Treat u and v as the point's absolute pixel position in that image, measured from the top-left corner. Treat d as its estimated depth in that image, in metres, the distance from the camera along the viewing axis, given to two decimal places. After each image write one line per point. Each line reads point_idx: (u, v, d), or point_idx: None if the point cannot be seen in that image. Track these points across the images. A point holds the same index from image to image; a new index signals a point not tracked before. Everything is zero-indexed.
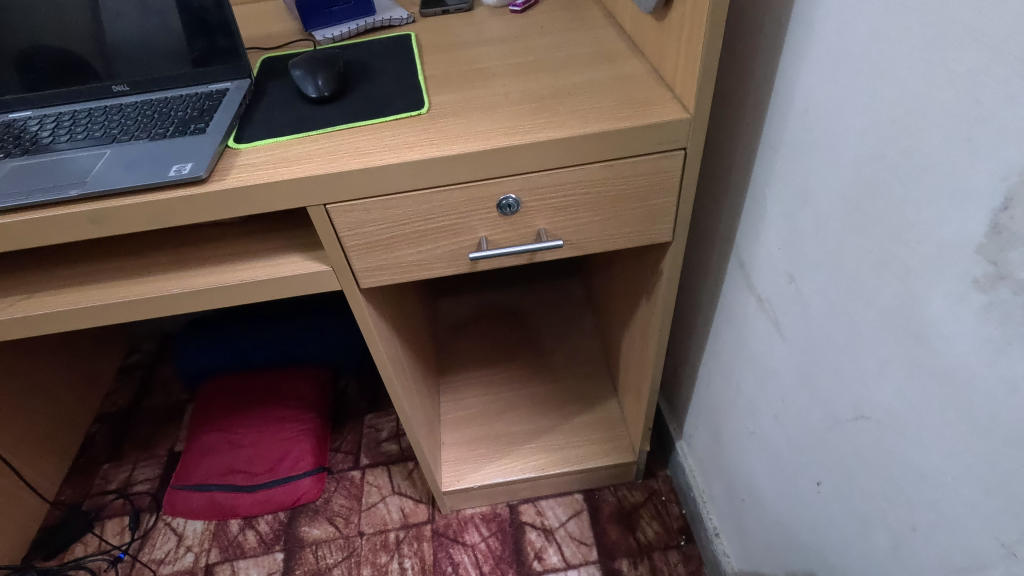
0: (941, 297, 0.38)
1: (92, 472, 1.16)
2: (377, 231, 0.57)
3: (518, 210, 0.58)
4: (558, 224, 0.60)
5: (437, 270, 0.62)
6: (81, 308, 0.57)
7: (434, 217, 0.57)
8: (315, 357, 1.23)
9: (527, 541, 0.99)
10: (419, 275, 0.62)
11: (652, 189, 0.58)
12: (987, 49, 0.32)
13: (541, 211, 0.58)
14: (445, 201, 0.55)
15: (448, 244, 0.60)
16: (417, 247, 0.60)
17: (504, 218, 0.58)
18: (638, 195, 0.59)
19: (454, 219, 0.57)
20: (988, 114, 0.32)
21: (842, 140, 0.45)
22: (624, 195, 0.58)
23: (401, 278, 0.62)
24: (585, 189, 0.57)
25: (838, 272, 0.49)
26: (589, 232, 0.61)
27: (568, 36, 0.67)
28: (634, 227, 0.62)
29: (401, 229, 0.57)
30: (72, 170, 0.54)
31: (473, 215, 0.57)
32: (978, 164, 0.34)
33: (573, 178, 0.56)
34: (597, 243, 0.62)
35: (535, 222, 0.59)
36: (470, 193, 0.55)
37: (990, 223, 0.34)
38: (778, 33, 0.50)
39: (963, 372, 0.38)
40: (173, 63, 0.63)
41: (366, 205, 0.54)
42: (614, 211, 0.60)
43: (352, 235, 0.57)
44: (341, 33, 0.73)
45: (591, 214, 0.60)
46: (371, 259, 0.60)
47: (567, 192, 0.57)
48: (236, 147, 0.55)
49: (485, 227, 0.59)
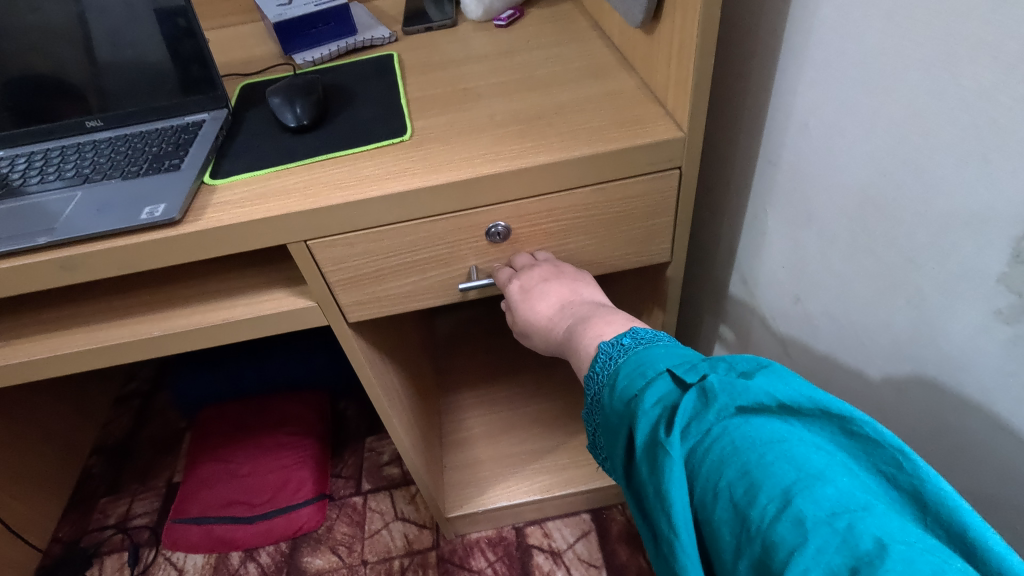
0: (961, 323, 0.37)
1: (90, 507, 1.13)
2: (362, 264, 0.55)
3: (509, 237, 0.55)
4: (551, 249, 0.57)
5: (427, 301, 0.60)
6: (58, 355, 0.55)
7: (421, 249, 0.54)
8: (312, 380, 1.20)
9: (534, 565, 0.96)
10: (408, 307, 0.60)
11: (649, 210, 0.56)
12: (1006, 65, 0.30)
13: (533, 237, 0.56)
14: (431, 232, 0.53)
15: (437, 275, 0.57)
16: (405, 279, 0.57)
17: (494, 246, 0.56)
18: (634, 217, 0.56)
19: (442, 249, 0.55)
20: (1008, 134, 0.30)
21: (845, 155, 0.43)
22: (618, 218, 0.56)
23: (390, 310, 0.60)
24: (578, 213, 0.54)
25: (845, 290, 0.47)
26: (584, 256, 0.59)
27: (555, 51, 0.64)
28: (631, 248, 0.59)
29: (387, 261, 0.55)
30: (42, 215, 0.52)
31: (462, 244, 0.55)
32: (995, 185, 0.32)
33: (564, 202, 0.53)
34: (593, 266, 0.60)
35: (527, 247, 0.57)
36: (457, 222, 0.53)
37: (1012, 250, 0.32)
38: (773, 42, 0.48)
39: (989, 397, 0.37)
40: (147, 96, 0.61)
41: (349, 239, 0.52)
42: (609, 233, 0.57)
43: (336, 270, 0.55)
44: (321, 55, 0.71)
45: (585, 237, 0.57)
46: (358, 293, 0.57)
47: (558, 216, 0.54)
48: (212, 183, 0.53)
49: (475, 256, 0.57)
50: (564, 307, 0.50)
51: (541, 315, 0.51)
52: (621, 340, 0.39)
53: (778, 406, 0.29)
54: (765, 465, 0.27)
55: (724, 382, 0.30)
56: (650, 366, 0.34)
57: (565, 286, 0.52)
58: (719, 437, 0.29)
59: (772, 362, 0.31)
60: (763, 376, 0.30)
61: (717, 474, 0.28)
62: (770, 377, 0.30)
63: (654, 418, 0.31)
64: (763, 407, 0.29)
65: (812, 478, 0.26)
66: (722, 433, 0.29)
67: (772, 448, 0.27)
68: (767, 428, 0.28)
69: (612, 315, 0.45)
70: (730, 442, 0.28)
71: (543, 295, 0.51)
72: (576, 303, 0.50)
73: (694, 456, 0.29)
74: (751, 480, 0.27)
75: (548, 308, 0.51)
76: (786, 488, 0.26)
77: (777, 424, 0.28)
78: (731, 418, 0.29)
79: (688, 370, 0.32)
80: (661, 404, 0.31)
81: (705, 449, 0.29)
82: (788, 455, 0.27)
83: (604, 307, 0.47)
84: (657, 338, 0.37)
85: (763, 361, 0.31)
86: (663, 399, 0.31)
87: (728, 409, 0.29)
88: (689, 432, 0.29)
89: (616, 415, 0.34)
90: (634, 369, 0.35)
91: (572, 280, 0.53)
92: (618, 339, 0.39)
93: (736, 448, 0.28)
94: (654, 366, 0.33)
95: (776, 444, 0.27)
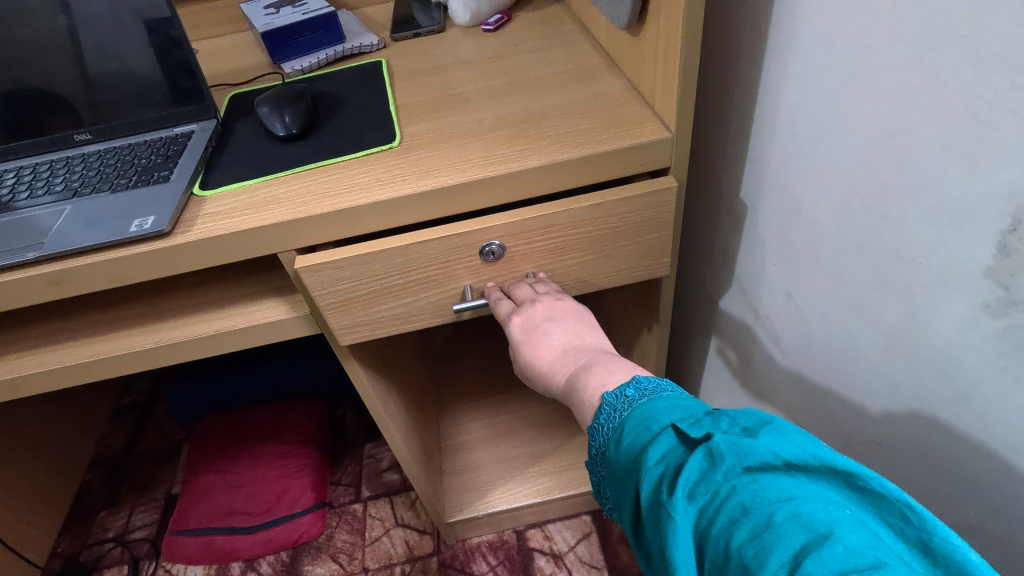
0: (950, 319, 0.37)
1: (88, 521, 1.13)
2: (352, 288, 0.54)
3: (504, 256, 0.55)
4: (548, 266, 0.56)
5: (422, 322, 0.59)
6: (50, 370, 0.54)
7: (413, 270, 0.53)
8: (309, 388, 1.20)
9: (536, 568, 0.96)
10: (401, 329, 0.59)
11: (645, 226, 0.55)
12: (985, 60, 0.30)
13: (528, 255, 0.55)
14: (422, 252, 0.52)
15: (431, 295, 0.57)
16: (397, 300, 0.56)
17: (489, 264, 0.55)
18: (631, 232, 0.55)
19: (435, 269, 0.54)
20: (990, 129, 0.30)
21: (831, 154, 0.43)
22: (615, 233, 0.55)
23: (383, 333, 0.59)
24: (572, 229, 0.54)
25: (836, 289, 0.47)
26: (581, 271, 0.58)
27: (543, 54, 0.65)
28: (630, 262, 0.58)
29: (378, 284, 0.54)
30: (32, 230, 0.52)
31: (455, 264, 0.54)
32: (979, 180, 0.32)
33: (558, 219, 0.53)
34: (590, 281, 0.59)
35: (522, 265, 0.56)
36: (451, 241, 0.52)
37: (998, 245, 0.32)
38: (758, 41, 0.48)
39: (982, 396, 0.36)
40: (136, 108, 0.61)
41: (339, 262, 0.51)
42: (606, 249, 0.56)
43: (325, 294, 0.54)
44: (309, 64, 0.71)
45: (581, 254, 0.56)
46: (349, 317, 0.56)
47: (553, 233, 0.54)
48: (202, 194, 0.53)
49: (469, 275, 0.56)
50: (567, 352, 0.49)
51: (543, 358, 0.50)
52: (625, 392, 0.38)
53: (785, 465, 0.28)
54: (774, 526, 0.26)
55: (728, 443, 0.30)
56: (655, 421, 0.34)
57: (570, 328, 0.51)
58: (727, 498, 0.28)
59: (775, 418, 0.31)
60: (768, 433, 0.30)
61: (726, 535, 0.27)
62: (774, 435, 0.29)
63: (656, 477, 0.31)
64: (769, 466, 0.28)
65: (822, 538, 0.25)
66: (729, 494, 0.28)
67: (780, 508, 0.26)
68: (774, 486, 0.28)
69: (614, 367, 0.44)
70: (739, 502, 0.27)
71: (546, 338, 0.50)
72: (581, 349, 0.48)
73: (703, 519, 0.28)
74: (762, 543, 0.26)
75: (551, 352, 0.50)
76: (796, 550, 0.25)
77: (784, 481, 0.28)
78: (739, 477, 0.28)
79: (692, 425, 0.32)
80: (664, 462, 0.31)
81: (713, 510, 0.28)
82: (796, 515, 0.26)
83: (608, 355, 0.46)
84: (661, 389, 0.37)
85: (766, 417, 0.31)
86: (667, 456, 0.31)
87: (735, 469, 0.29)
88: (696, 494, 0.29)
89: (623, 471, 0.34)
90: (639, 424, 0.34)
91: (577, 321, 0.51)
92: (621, 389, 0.39)
93: (745, 508, 0.27)
94: (659, 421, 0.33)
95: (784, 504, 0.27)
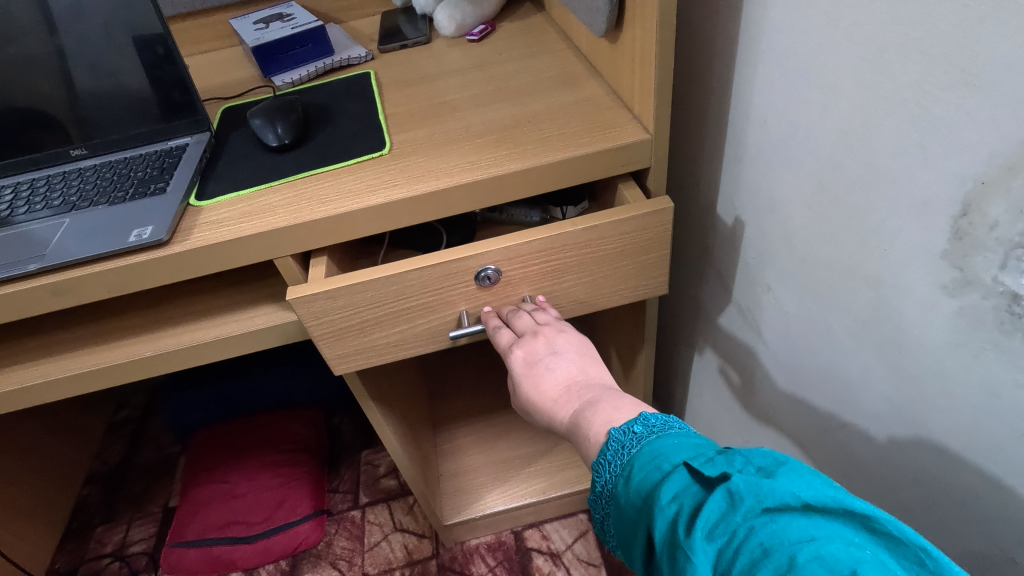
0: (914, 302, 0.39)
1: (85, 537, 1.13)
2: (346, 317, 0.55)
3: (500, 281, 0.56)
4: (546, 289, 0.58)
5: (417, 348, 0.60)
6: (50, 380, 0.55)
7: (408, 297, 0.55)
8: (305, 398, 1.21)
9: (534, 567, 0.97)
10: (398, 356, 0.60)
11: (641, 246, 0.56)
12: (930, 59, 0.32)
13: (526, 278, 0.56)
14: (417, 279, 0.54)
15: (426, 321, 0.58)
16: (392, 329, 0.57)
17: (485, 290, 0.56)
18: (627, 253, 0.57)
19: (429, 296, 0.55)
20: (937, 123, 0.33)
21: (800, 150, 0.45)
22: (611, 254, 0.56)
23: (378, 360, 0.60)
24: (569, 252, 0.55)
25: (812, 279, 0.49)
26: (580, 293, 0.59)
27: (527, 62, 0.67)
28: (627, 283, 0.59)
29: (373, 313, 0.55)
30: (32, 243, 0.53)
31: (452, 289, 0.55)
32: (931, 170, 0.34)
33: (555, 242, 0.54)
34: (590, 302, 0.60)
35: (520, 290, 0.58)
36: (445, 268, 0.54)
37: (952, 230, 0.34)
38: (729, 45, 0.50)
39: (944, 375, 0.38)
40: (132, 123, 0.63)
41: (331, 293, 0.52)
42: (602, 271, 0.57)
43: (319, 324, 0.55)
44: (299, 77, 0.73)
45: (578, 276, 0.57)
46: (344, 346, 0.57)
47: (549, 257, 0.55)
48: (197, 204, 0.55)
49: (464, 300, 0.57)
50: (571, 388, 0.47)
51: (545, 393, 0.48)
52: (633, 427, 0.37)
53: (803, 506, 0.28)
54: (796, 568, 0.26)
55: (746, 482, 0.29)
56: (666, 459, 0.33)
57: (573, 363, 0.49)
58: (746, 539, 0.28)
59: (789, 458, 0.31)
60: (785, 474, 0.29)
61: None
62: (792, 475, 0.29)
63: (671, 516, 0.31)
64: (788, 507, 0.28)
65: None
66: (748, 535, 0.28)
67: (802, 548, 0.26)
68: (793, 527, 0.27)
69: (619, 402, 0.43)
70: (759, 544, 0.27)
71: (549, 373, 0.49)
72: (585, 384, 0.47)
73: (722, 560, 0.28)
74: None
75: (553, 387, 0.48)
76: None
77: (804, 523, 0.28)
78: (757, 517, 0.28)
79: (705, 463, 0.32)
80: (678, 500, 0.31)
81: (732, 551, 0.28)
82: (818, 557, 0.26)
83: (613, 391, 0.45)
84: (669, 426, 0.36)
85: (781, 457, 0.31)
86: (681, 495, 0.31)
87: (754, 509, 0.28)
88: (714, 534, 0.29)
89: (633, 510, 0.34)
90: (648, 462, 0.34)
91: (581, 356, 0.50)
92: (629, 426, 0.38)
93: (766, 550, 0.27)
94: (670, 459, 0.33)
95: (805, 545, 0.27)
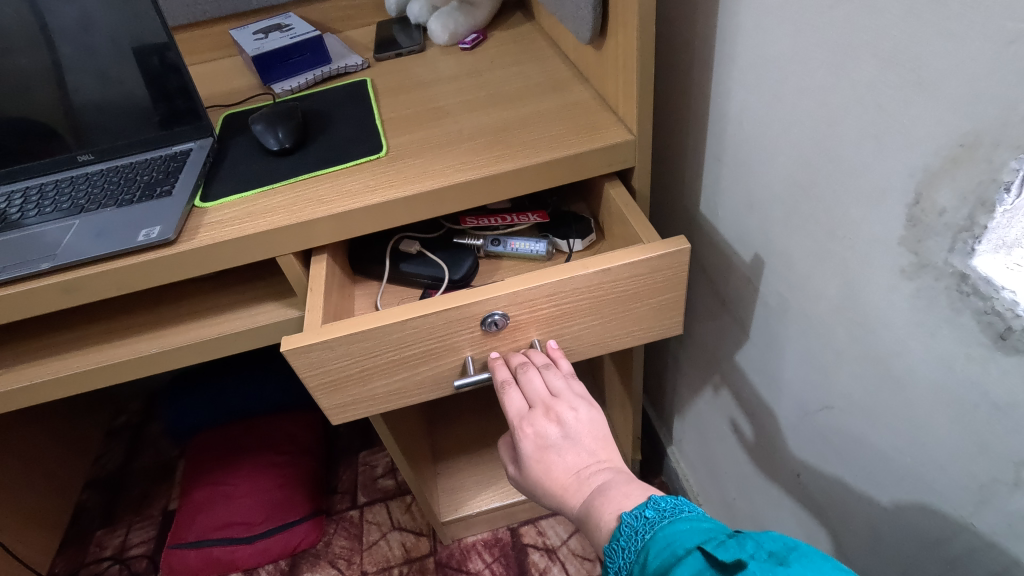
0: (879, 288, 0.41)
1: (85, 541, 1.14)
2: (343, 366, 0.56)
3: (507, 325, 0.56)
4: (555, 332, 0.59)
5: (419, 395, 0.62)
6: (58, 377, 0.57)
7: (409, 346, 0.56)
8: (303, 400, 1.22)
9: (530, 562, 0.99)
10: (397, 403, 0.62)
11: (656, 288, 0.57)
12: (882, 59, 0.35)
13: (534, 322, 0.57)
14: (420, 326, 0.55)
15: (429, 368, 0.59)
16: (392, 376, 0.59)
17: (491, 335, 0.57)
18: (636, 297, 0.58)
19: (432, 344, 0.57)
20: (891, 117, 0.36)
21: (773, 147, 0.48)
22: (618, 297, 0.57)
23: (377, 409, 0.61)
24: (578, 296, 0.56)
25: (788, 269, 0.52)
26: (592, 336, 0.61)
27: (517, 69, 0.70)
28: (637, 326, 0.60)
29: (371, 362, 0.56)
30: (43, 243, 0.55)
31: (456, 335, 0.56)
32: (887, 162, 0.37)
33: (564, 287, 0.55)
34: (600, 343, 0.62)
35: (527, 334, 0.58)
36: (449, 315, 0.54)
37: (907, 217, 0.37)
38: (706, 48, 0.53)
39: (906, 353, 0.41)
40: (137, 129, 0.65)
41: (330, 343, 0.53)
42: (610, 314, 0.59)
43: (315, 373, 0.56)
44: (298, 84, 0.76)
45: (589, 319, 0.59)
46: (340, 396, 0.59)
47: (558, 301, 0.56)
48: (202, 206, 0.57)
49: (469, 346, 0.58)
50: (582, 475, 0.46)
51: (555, 478, 0.46)
52: (644, 512, 0.39)
53: None
54: None
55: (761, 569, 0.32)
56: (680, 545, 0.36)
57: (585, 449, 0.47)
58: None
59: (799, 543, 0.33)
60: (797, 560, 0.32)
61: None
62: (803, 562, 0.32)
63: None
64: None
65: None
66: None
67: None
68: None
69: (630, 487, 0.43)
70: None
71: (560, 458, 0.47)
72: (596, 471, 0.46)
73: None
74: None
75: (564, 474, 0.46)
76: None
77: None
78: None
79: (718, 547, 0.34)
80: None
81: None
82: None
83: (623, 474, 0.45)
84: (680, 510, 0.39)
85: (791, 542, 0.33)
86: None
87: None
88: None
89: None
90: (663, 548, 0.36)
91: (593, 437, 0.48)
92: (640, 510, 0.40)
93: None
94: (684, 546, 0.36)
95: None
